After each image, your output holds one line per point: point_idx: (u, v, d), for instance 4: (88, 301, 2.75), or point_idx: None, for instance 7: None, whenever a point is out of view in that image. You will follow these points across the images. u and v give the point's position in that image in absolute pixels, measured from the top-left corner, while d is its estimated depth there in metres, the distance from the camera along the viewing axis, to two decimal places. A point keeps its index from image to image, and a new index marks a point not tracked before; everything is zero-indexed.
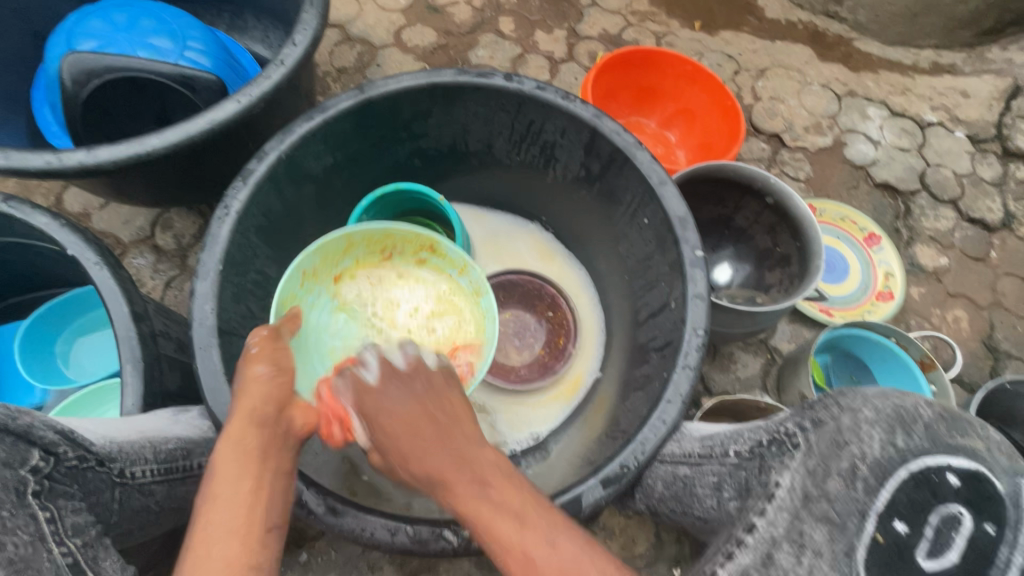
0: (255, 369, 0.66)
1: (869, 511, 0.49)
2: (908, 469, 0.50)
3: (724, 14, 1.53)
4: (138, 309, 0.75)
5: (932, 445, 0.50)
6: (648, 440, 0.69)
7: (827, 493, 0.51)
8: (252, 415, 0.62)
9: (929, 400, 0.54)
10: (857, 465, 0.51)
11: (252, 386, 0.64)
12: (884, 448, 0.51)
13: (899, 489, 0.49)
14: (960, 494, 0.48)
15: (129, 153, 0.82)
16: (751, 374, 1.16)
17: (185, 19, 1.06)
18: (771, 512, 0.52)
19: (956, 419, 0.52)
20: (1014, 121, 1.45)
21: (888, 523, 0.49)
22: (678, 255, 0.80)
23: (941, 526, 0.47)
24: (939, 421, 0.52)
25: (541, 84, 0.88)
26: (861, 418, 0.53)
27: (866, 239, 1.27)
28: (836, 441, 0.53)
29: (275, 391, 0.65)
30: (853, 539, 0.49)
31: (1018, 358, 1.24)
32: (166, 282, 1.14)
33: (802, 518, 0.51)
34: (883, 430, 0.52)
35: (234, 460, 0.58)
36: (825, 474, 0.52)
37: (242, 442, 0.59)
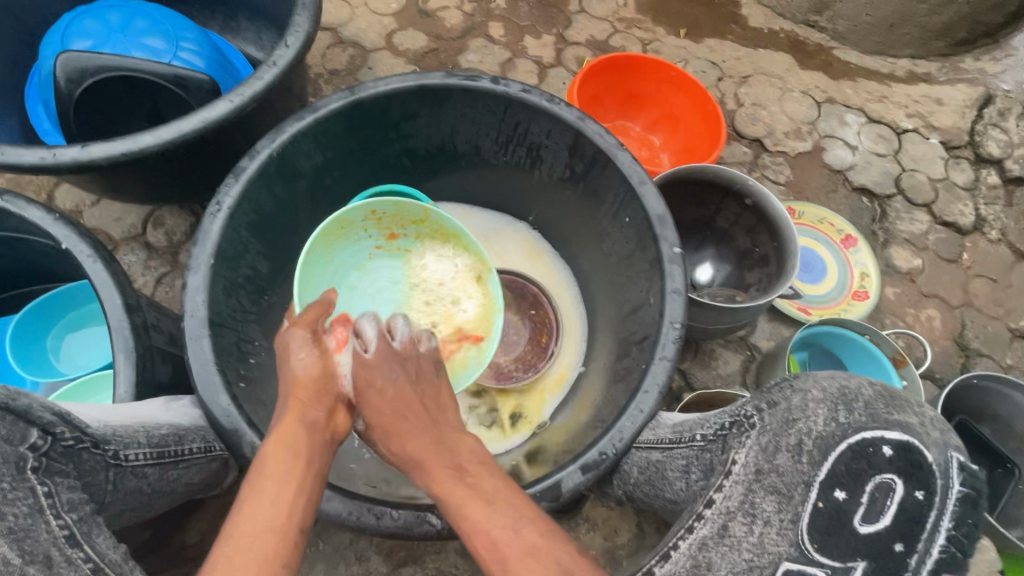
0: (300, 366, 0.68)
1: (812, 481, 0.56)
2: (847, 442, 0.56)
3: (708, 22, 1.57)
4: (131, 301, 0.77)
5: (870, 419, 0.57)
6: (626, 428, 0.72)
7: (776, 467, 0.58)
8: (303, 418, 0.65)
9: (872, 381, 0.61)
10: (803, 441, 0.58)
11: (298, 387, 0.67)
12: (828, 424, 0.58)
13: (838, 460, 0.56)
14: (892, 463, 0.54)
15: (122, 149, 0.84)
16: (732, 370, 1.19)
17: (180, 20, 1.08)
18: (727, 487, 0.59)
19: (894, 397, 0.59)
20: (985, 129, 1.50)
21: (829, 492, 0.55)
22: (657, 252, 0.83)
23: (874, 492, 0.54)
24: (877, 399, 0.59)
25: (526, 87, 0.91)
26: (809, 398, 0.60)
27: (843, 241, 1.31)
28: (787, 419, 0.60)
29: (317, 393, 0.67)
30: (799, 508, 0.56)
31: (987, 356, 1.28)
32: (157, 278, 1.15)
33: (755, 492, 0.58)
34: (827, 408, 0.59)
35: (282, 454, 0.61)
36: (776, 450, 0.59)
37: (290, 439, 0.62)
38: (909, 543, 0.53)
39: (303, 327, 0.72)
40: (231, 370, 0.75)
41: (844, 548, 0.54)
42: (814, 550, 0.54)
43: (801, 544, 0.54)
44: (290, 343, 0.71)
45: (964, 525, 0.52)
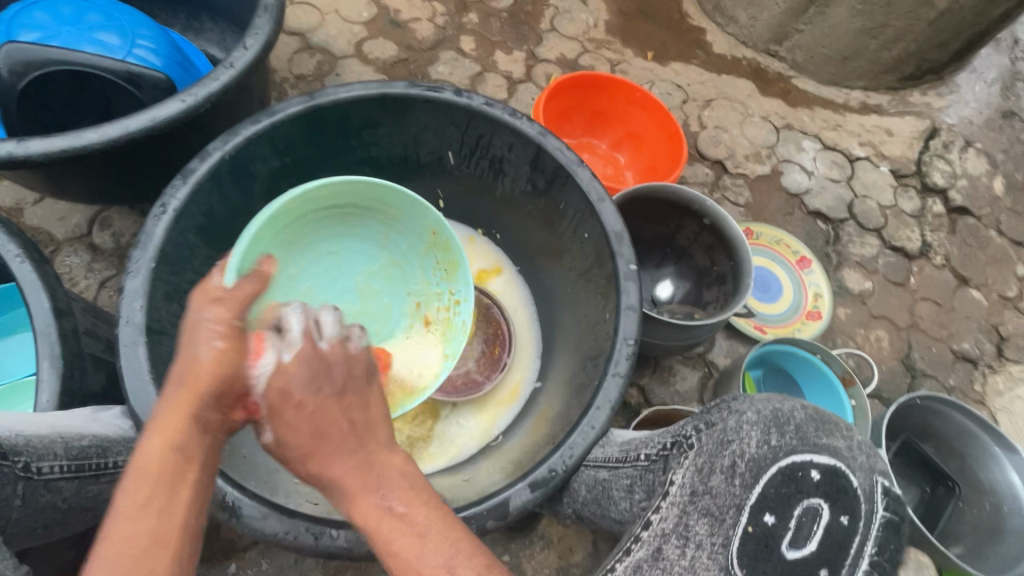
0: (210, 357, 0.59)
1: (743, 504, 0.56)
2: (778, 465, 0.57)
3: (675, 47, 1.62)
4: (61, 305, 0.73)
5: (799, 443, 0.58)
6: (577, 444, 0.71)
7: (710, 489, 0.58)
8: (196, 420, 0.58)
9: (804, 403, 0.62)
10: (736, 462, 0.58)
11: (200, 379, 0.58)
12: (760, 447, 0.58)
13: (769, 484, 0.57)
14: (819, 487, 0.56)
15: (63, 145, 0.80)
16: (690, 387, 1.20)
17: (136, 18, 1.06)
18: (664, 508, 0.58)
19: (824, 421, 0.61)
20: (931, 160, 1.58)
21: (759, 516, 0.56)
22: (613, 268, 0.84)
23: (801, 517, 0.55)
24: (809, 422, 0.60)
25: (489, 100, 0.92)
26: (743, 419, 0.60)
27: (798, 262, 1.35)
28: (722, 441, 0.60)
29: (220, 391, 0.59)
30: (729, 531, 0.56)
31: (932, 377, 1.33)
32: (100, 281, 1.10)
33: (689, 514, 0.57)
34: (760, 431, 0.59)
35: (171, 461, 0.55)
36: (710, 472, 0.59)
37: (178, 447, 0.56)
38: (834, 570, 0.53)
39: (227, 308, 0.62)
40: None
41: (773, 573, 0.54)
42: None
43: (730, 568, 0.54)
44: (202, 320, 0.61)
45: (886, 550, 0.55)
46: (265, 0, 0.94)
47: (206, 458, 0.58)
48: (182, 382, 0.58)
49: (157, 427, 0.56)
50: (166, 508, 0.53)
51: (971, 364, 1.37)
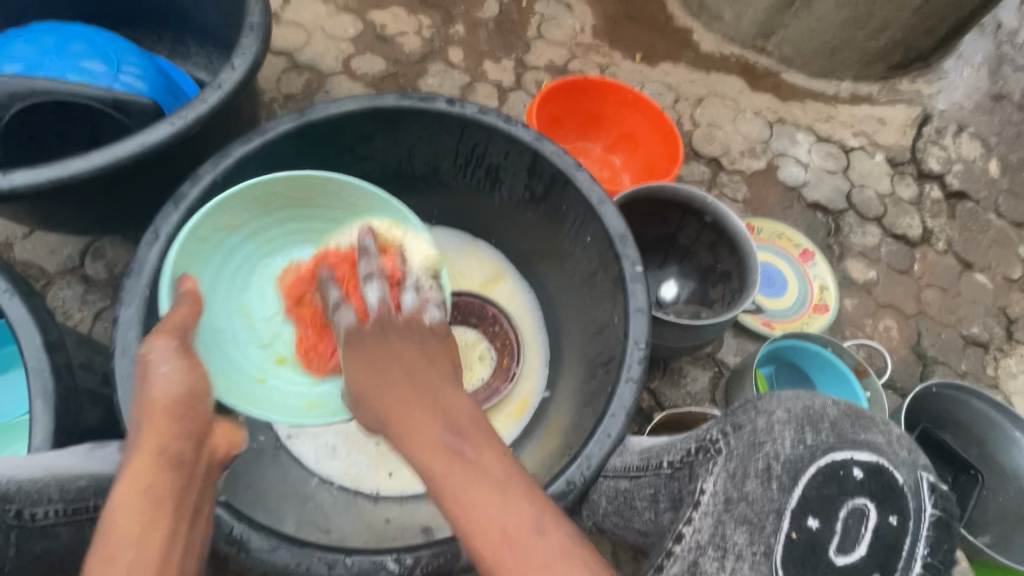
0: (160, 384, 0.59)
1: (783, 509, 0.54)
2: (817, 466, 0.55)
3: (662, 48, 1.62)
4: (52, 339, 0.71)
5: (837, 440, 0.56)
6: (594, 454, 0.69)
7: (745, 495, 0.55)
8: (161, 454, 0.55)
9: (835, 400, 0.60)
10: (772, 465, 0.55)
11: (156, 411, 0.58)
12: (795, 447, 0.56)
13: (809, 485, 0.54)
14: (864, 486, 0.54)
15: (50, 176, 0.79)
16: (701, 388, 1.18)
17: (121, 45, 1.05)
18: (697, 518, 0.54)
19: (859, 417, 0.59)
20: (925, 146, 1.58)
21: (802, 520, 0.53)
22: (619, 271, 0.82)
23: (848, 518, 0.53)
24: (844, 419, 0.58)
25: (483, 108, 0.90)
26: (773, 419, 0.58)
27: (801, 255, 1.34)
28: (753, 443, 0.57)
29: (178, 417, 0.58)
30: (771, 539, 0.53)
31: (944, 364, 1.32)
32: (95, 313, 1.07)
33: (725, 523, 0.54)
34: (794, 430, 0.57)
35: (140, 507, 0.51)
36: (744, 476, 0.56)
37: (145, 485, 0.52)
38: (887, 571, 0.52)
39: (167, 337, 0.63)
40: None
41: None
42: None
43: None
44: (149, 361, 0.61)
45: (939, 549, 0.53)
46: (251, 20, 0.93)
47: (179, 495, 0.54)
48: (146, 423, 0.57)
49: (124, 468, 0.54)
50: (138, 554, 0.48)
51: (982, 348, 1.36)
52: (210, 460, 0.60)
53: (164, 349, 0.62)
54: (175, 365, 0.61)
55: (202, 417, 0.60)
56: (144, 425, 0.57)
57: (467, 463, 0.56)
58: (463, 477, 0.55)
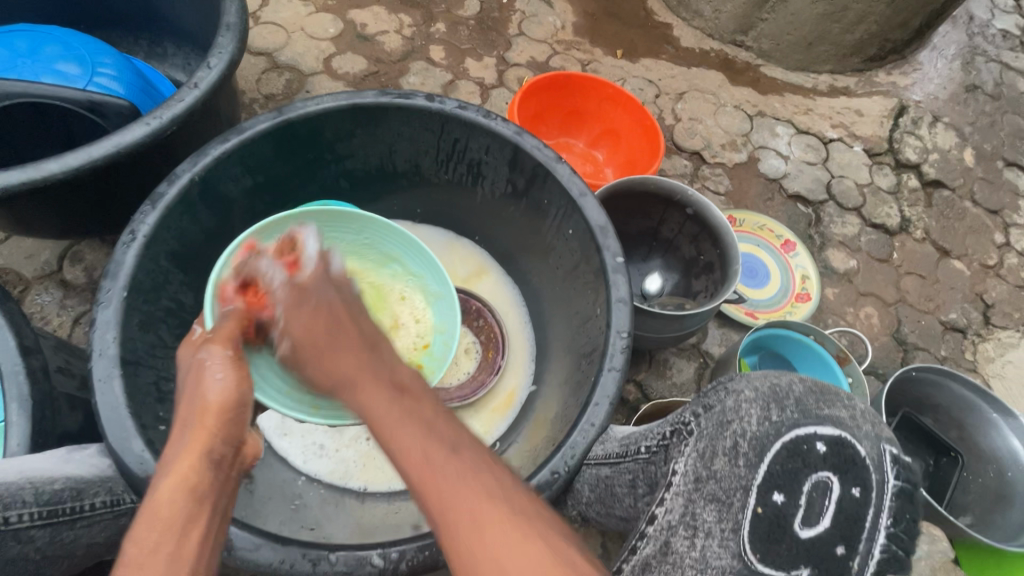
0: (213, 389, 0.59)
1: (750, 485, 0.54)
2: (782, 441, 0.55)
3: (643, 44, 1.63)
4: (28, 343, 0.70)
5: (802, 416, 0.56)
6: (577, 444, 0.69)
7: (714, 473, 0.56)
8: (209, 454, 0.55)
9: (802, 378, 0.60)
10: (739, 442, 0.56)
11: (208, 413, 0.58)
12: (761, 424, 0.56)
13: (774, 461, 0.54)
14: (827, 460, 0.54)
15: (22, 178, 0.78)
16: (686, 379, 1.19)
17: (97, 47, 1.04)
18: (669, 500, 0.55)
19: (824, 392, 0.59)
20: (902, 137, 1.61)
21: (767, 496, 0.54)
22: (600, 262, 0.83)
23: (812, 493, 0.53)
24: (809, 395, 0.58)
25: (462, 104, 0.90)
26: (741, 398, 0.58)
27: (783, 245, 1.35)
28: (721, 422, 0.58)
29: (227, 421, 0.59)
30: (738, 515, 0.54)
31: (923, 350, 1.34)
32: (74, 318, 1.06)
33: (695, 502, 0.55)
34: (760, 408, 0.57)
35: (183, 501, 0.51)
36: (712, 456, 0.57)
37: (194, 486, 0.52)
38: (850, 543, 0.52)
39: (223, 345, 0.64)
40: (148, 413, 0.69)
41: (787, 555, 0.52)
42: (756, 560, 0.52)
43: (743, 555, 0.52)
44: (204, 361, 0.62)
45: (902, 519, 0.53)
46: (227, 19, 0.93)
47: (220, 495, 0.54)
48: (194, 423, 0.57)
49: (167, 467, 0.53)
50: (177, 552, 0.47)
51: (960, 334, 1.38)
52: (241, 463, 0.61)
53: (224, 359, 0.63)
54: (229, 373, 0.62)
55: (243, 421, 0.61)
56: (193, 425, 0.57)
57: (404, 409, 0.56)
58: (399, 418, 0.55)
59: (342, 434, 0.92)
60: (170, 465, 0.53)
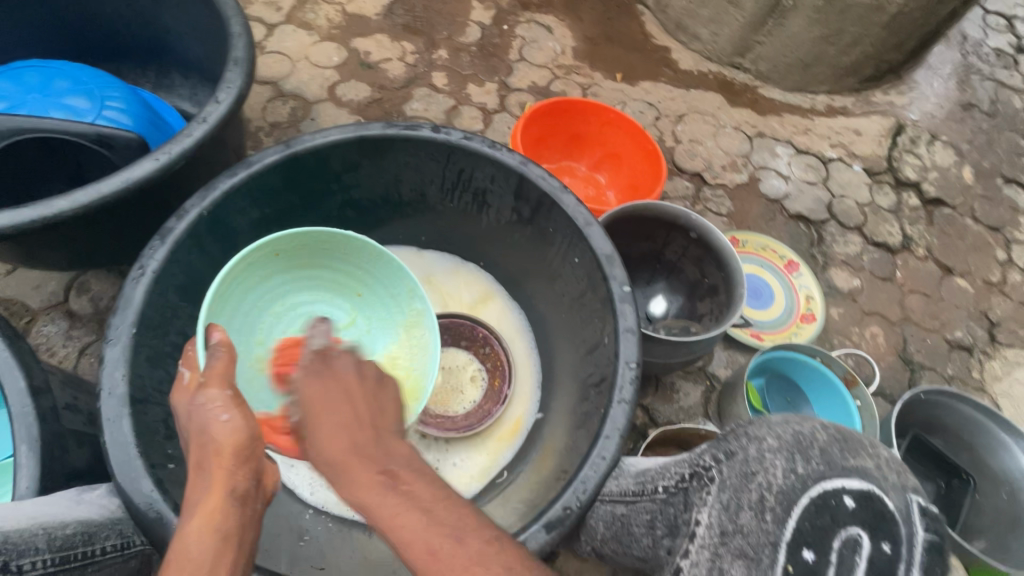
0: (223, 430, 0.59)
1: (779, 541, 0.51)
2: (809, 495, 0.53)
3: (642, 67, 1.66)
4: (37, 382, 0.70)
5: (828, 468, 0.54)
6: (588, 478, 0.69)
7: (740, 527, 0.53)
8: (233, 492, 0.57)
9: (824, 424, 0.59)
10: (765, 496, 0.54)
11: (224, 454, 0.58)
12: (787, 477, 0.54)
13: (802, 517, 0.52)
14: (856, 515, 0.52)
15: (33, 215, 0.78)
16: (694, 402, 1.19)
17: (106, 80, 1.05)
18: (693, 552, 0.54)
19: (848, 440, 0.57)
20: (901, 155, 1.62)
21: (797, 553, 0.51)
22: (608, 291, 0.83)
23: (842, 550, 0.51)
24: (834, 444, 0.56)
25: (467, 134, 0.92)
26: (764, 447, 0.57)
27: (786, 266, 1.36)
28: (745, 473, 0.56)
29: (245, 460, 0.59)
30: (769, 573, 0.50)
31: (930, 369, 1.34)
32: (80, 348, 1.06)
33: (722, 556, 0.52)
34: (785, 459, 0.55)
35: (209, 542, 0.53)
36: (737, 509, 0.54)
37: (218, 525, 0.54)
38: None
39: (223, 386, 0.62)
40: (157, 451, 0.68)
41: None
42: None
43: None
44: (202, 405, 0.60)
45: (932, 574, 0.51)
46: (235, 54, 0.94)
47: (248, 530, 0.56)
48: (210, 464, 0.57)
49: (196, 507, 0.55)
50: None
51: (966, 352, 1.38)
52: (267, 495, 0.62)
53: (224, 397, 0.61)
54: (236, 411, 0.60)
55: (261, 456, 0.61)
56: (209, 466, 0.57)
57: (402, 497, 0.57)
58: (394, 503, 0.56)
59: None
60: (197, 503, 0.56)
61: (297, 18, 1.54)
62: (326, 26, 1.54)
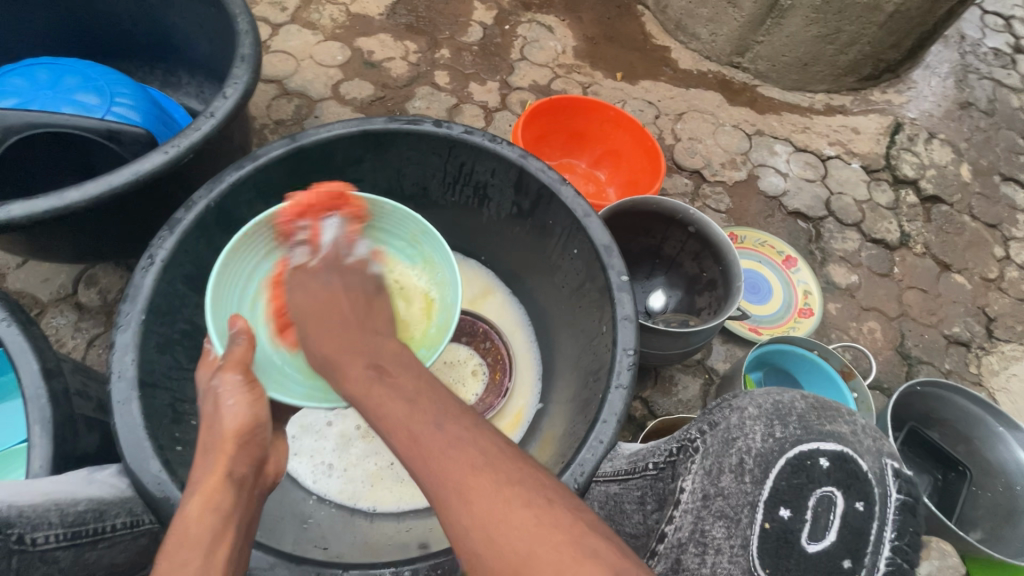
0: (229, 414, 0.61)
1: (757, 502, 0.54)
2: (786, 457, 0.54)
3: (642, 66, 1.68)
4: (49, 366, 0.72)
5: (804, 432, 0.56)
6: (586, 461, 0.70)
7: (721, 490, 0.55)
8: (231, 475, 0.57)
9: (803, 394, 0.60)
10: (744, 460, 0.56)
11: (227, 437, 0.60)
12: (765, 441, 0.56)
13: (779, 477, 0.54)
14: (830, 475, 0.53)
15: (46, 206, 0.80)
16: (692, 395, 1.20)
17: (115, 78, 1.07)
18: (678, 517, 0.57)
19: (825, 408, 0.58)
20: (899, 153, 1.64)
21: (774, 511, 0.53)
22: (606, 281, 0.85)
23: (817, 508, 0.52)
24: (810, 411, 0.57)
25: (469, 128, 0.93)
26: (744, 415, 0.58)
27: (784, 261, 1.37)
28: (726, 439, 0.57)
29: (245, 444, 0.61)
30: (747, 531, 0.53)
31: (928, 363, 1.35)
32: (89, 340, 1.08)
33: (704, 519, 0.55)
34: (763, 424, 0.57)
35: (211, 519, 0.53)
36: (719, 472, 0.56)
37: (218, 503, 0.54)
38: (857, 560, 0.51)
39: (234, 371, 0.66)
40: (165, 434, 0.70)
41: (797, 569, 0.51)
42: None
43: (753, 569, 0.52)
44: (217, 388, 0.64)
45: (905, 533, 0.52)
46: (242, 51, 0.96)
47: (244, 512, 0.56)
48: (214, 445, 0.59)
49: (195, 487, 0.55)
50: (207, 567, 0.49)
51: (964, 347, 1.39)
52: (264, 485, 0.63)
53: (233, 384, 0.64)
54: (244, 398, 0.64)
55: (263, 443, 0.63)
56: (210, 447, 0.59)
57: (387, 387, 0.60)
58: (379, 394, 0.59)
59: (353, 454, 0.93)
60: (197, 485, 0.56)
61: (302, 18, 1.56)
62: (330, 26, 1.56)
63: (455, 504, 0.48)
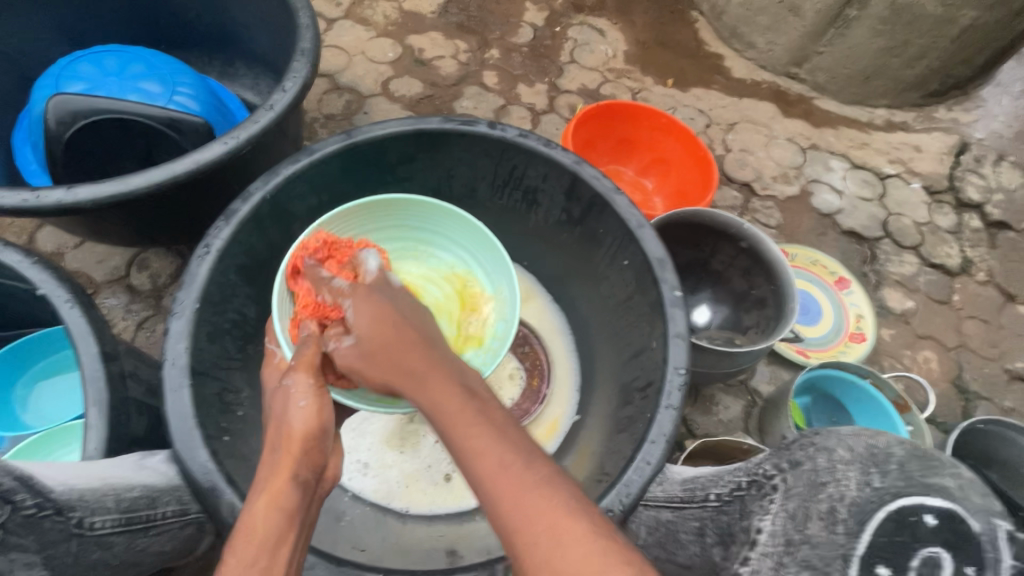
0: (297, 417, 0.60)
1: (851, 556, 0.44)
2: (885, 509, 0.45)
3: (694, 73, 1.63)
4: (108, 349, 0.73)
5: (906, 483, 0.45)
6: (633, 481, 0.68)
7: (807, 538, 0.48)
8: (295, 478, 0.56)
9: (901, 437, 0.49)
10: (835, 507, 0.47)
11: (292, 441, 0.58)
12: (859, 489, 0.47)
13: (878, 532, 0.44)
14: (938, 535, 0.43)
15: (110, 191, 0.82)
16: (733, 416, 1.16)
17: (178, 67, 1.10)
18: (754, 560, 0.53)
19: (928, 456, 0.47)
20: (964, 175, 1.56)
21: (870, 571, 0.44)
22: (658, 295, 0.82)
23: (922, 573, 0.42)
24: (911, 458, 0.47)
25: (523, 132, 0.92)
26: (834, 457, 0.50)
27: (837, 282, 1.31)
28: (815, 482, 0.50)
29: (309, 449, 0.58)
30: None
31: (987, 400, 1.27)
32: (138, 322, 1.10)
33: (786, 568, 0.48)
34: (857, 469, 0.48)
35: (278, 519, 0.53)
36: (805, 518, 0.49)
37: (282, 503, 0.54)
38: None
39: (308, 373, 0.65)
40: (213, 424, 0.71)
41: None
42: None
43: None
44: (289, 388, 0.63)
45: None
46: (302, 45, 0.97)
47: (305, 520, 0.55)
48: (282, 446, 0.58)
49: (263, 485, 0.56)
50: (271, 567, 0.51)
51: None
52: (327, 486, 0.61)
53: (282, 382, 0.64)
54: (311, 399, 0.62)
55: (326, 450, 0.61)
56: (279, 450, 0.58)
57: (478, 417, 0.58)
58: (471, 421, 0.57)
59: (387, 454, 0.93)
60: (266, 485, 0.56)
61: (356, 14, 1.57)
62: (383, 23, 1.57)
63: (546, 542, 0.49)
